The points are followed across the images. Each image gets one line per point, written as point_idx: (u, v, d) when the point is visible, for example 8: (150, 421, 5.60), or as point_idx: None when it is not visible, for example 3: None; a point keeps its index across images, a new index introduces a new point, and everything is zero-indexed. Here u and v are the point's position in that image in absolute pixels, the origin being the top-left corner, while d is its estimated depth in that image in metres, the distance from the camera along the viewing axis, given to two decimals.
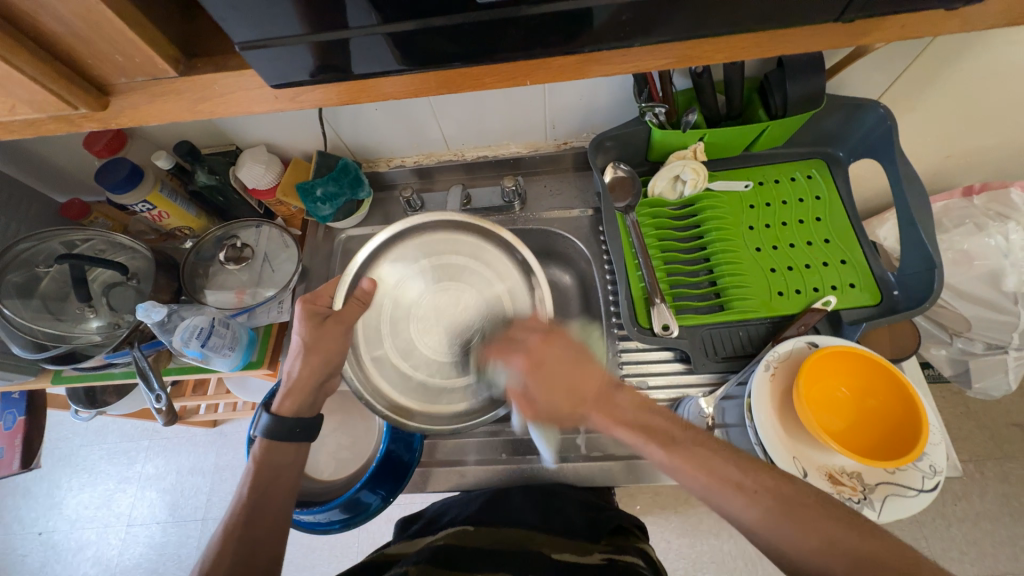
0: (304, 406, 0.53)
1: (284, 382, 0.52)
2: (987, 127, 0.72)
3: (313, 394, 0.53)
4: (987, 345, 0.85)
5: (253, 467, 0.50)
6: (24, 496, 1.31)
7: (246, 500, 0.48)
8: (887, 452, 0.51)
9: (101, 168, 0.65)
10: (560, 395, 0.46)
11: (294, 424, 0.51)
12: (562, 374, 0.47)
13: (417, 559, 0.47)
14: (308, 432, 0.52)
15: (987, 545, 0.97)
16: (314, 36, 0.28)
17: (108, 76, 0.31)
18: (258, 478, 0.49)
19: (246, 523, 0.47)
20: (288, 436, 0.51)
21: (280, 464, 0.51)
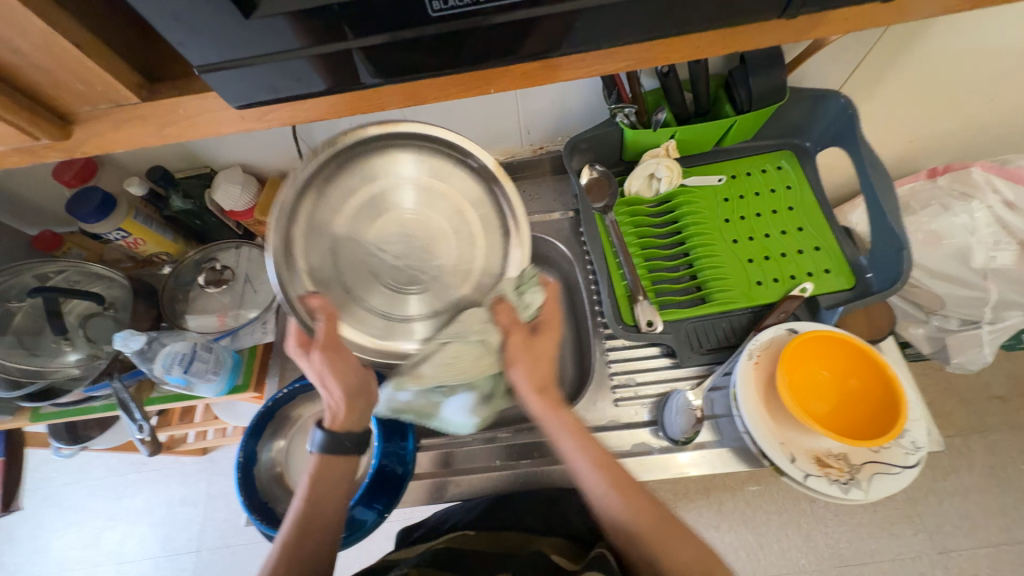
0: (352, 423, 0.53)
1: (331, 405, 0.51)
2: (944, 112, 0.74)
3: (363, 412, 0.53)
4: (962, 321, 0.88)
5: (309, 484, 0.50)
6: (7, 541, 1.26)
7: (302, 514, 0.49)
8: (870, 431, 0.52)
9: (72, 198, 0.64)
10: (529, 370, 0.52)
11: (348, 441, 0.51)
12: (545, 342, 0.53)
13: (417, 560, 0.48)
14: (357, 444, 0.53)
15: (978, 516, 0.99)
16: (275, 56, 0.28)
17: (69, 105, 0.31)
18: (314, 494, 0.50)
19: (302, 534, 0.49)
20: (342, 451, 0.51)
21: (329, 487, 0.51)
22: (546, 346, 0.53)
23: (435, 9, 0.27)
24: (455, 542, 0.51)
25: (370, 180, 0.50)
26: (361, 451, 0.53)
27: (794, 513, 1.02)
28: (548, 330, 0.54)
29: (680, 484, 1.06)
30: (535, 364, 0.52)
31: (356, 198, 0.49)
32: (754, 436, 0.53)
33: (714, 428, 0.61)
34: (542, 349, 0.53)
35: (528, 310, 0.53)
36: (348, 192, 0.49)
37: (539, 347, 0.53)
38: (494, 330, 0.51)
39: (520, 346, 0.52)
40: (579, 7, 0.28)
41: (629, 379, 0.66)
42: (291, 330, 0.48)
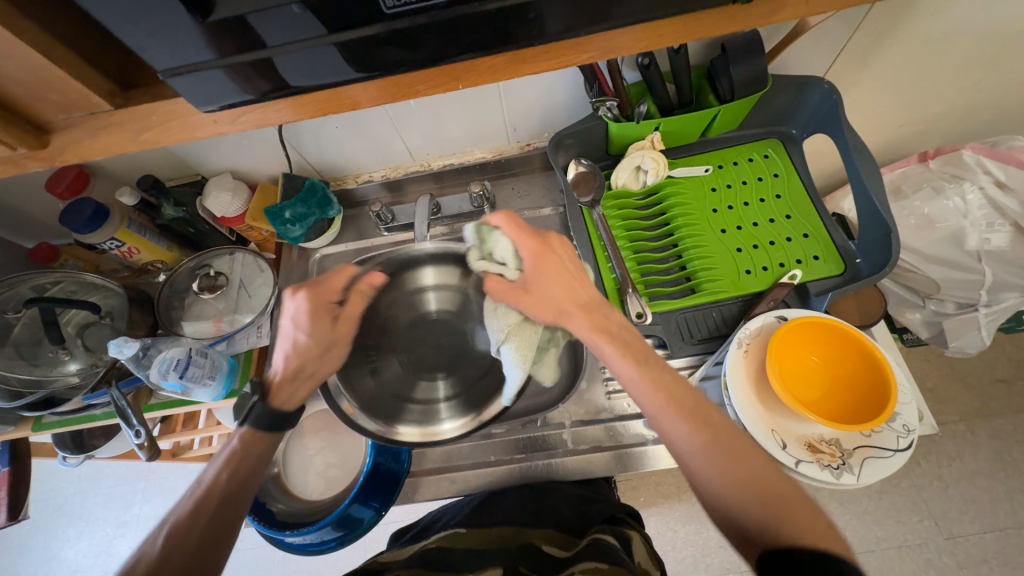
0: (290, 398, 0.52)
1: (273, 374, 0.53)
2: (933, 94, 0.74)
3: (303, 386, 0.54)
4: (958, 304, 0.87)
5: (230, 454, 0.47)
6: (20, 551, 1.27)
7: (220, 487, 0.45)
8: (862, 415, 0.52)
9: (65, 209, 0.65)
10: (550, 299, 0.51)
11: (276, 415, 0.50)
12: (558, 266, 0.52)
13: (409, 562, 0.49)
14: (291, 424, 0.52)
15: (984, 501, 0.99)
16: (230, 59, 0.28)
17: (45, 114, 0.31)
18: (236, 466, 0.47)
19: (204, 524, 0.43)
20: (270, 427, 0.50)
21: (254, 457, 0.48)
22: (553, 273, 0.52)
23: (388, 6, 0.27)
24: (446, 541, 0.52)
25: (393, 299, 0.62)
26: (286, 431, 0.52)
27: None
28: (546, 256, 0.53)
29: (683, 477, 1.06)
30: (547, 296, 0.51)
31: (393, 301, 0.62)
32: (744, 424, 0.53)
33: None
34: (558, 278, 0.52)
35: (511, 261, 0.52)
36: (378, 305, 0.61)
37: (549, 286, 0.51)
38: (510, 308, 0.52)
39: (525, 299, 0.52)
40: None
41: None
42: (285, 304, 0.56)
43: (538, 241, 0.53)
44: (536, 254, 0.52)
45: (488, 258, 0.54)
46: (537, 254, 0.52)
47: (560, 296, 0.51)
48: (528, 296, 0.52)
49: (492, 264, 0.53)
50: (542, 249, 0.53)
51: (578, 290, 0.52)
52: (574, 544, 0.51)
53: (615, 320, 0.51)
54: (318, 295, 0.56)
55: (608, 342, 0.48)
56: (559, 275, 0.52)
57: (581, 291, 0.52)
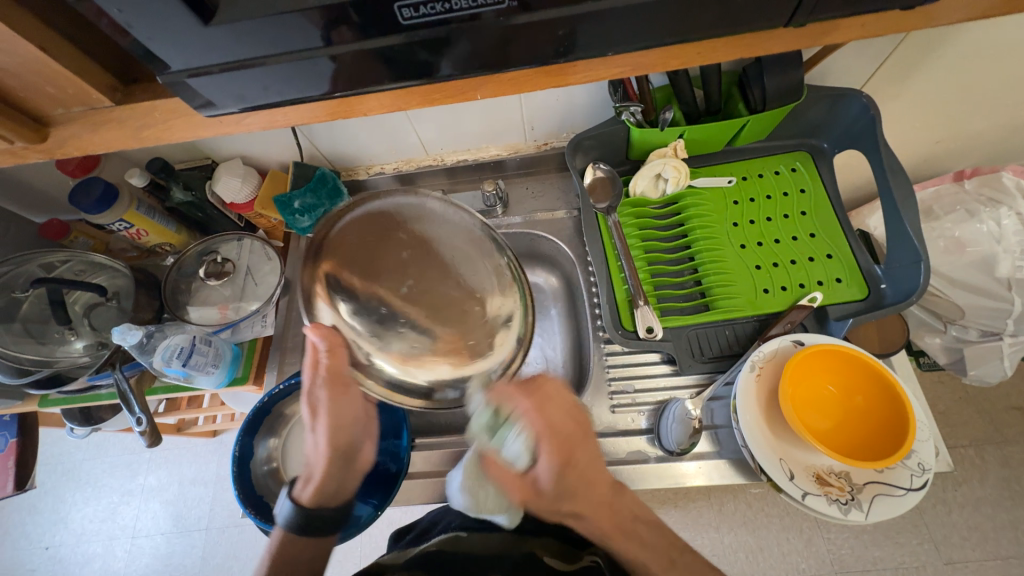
0: (328, 495, 0.53)
1: (312, 472, 0.53)
2: (976, 113, 0.70)
3: (339, 476, 0.53)
4: (981, 332, 0.84)
5: (269, 560, 0.51)
6: (29, 512, 1.32)
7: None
8: (876, 451, 0.50)
9: (75, 188, 0.65)
10: (578, 492, 0.49)
11: (311, 518, 0.51)
12: (586, 463, 0.49)
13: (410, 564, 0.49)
14: (332, 525, 0.53)
15: (987, 529, 0.97)
16: (230, 65, 0.27)
17: (43, 108, 0.30)
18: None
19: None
20: (305, 529, 0.51)
21: (296, 558, 0.51)
22: (588, 468, 0.49)
23: (406, 16, 0.25)
24: (448, 544, 0.52)
25: (394, 220, 0.37)
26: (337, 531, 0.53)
27: (795, 518, 1.01)
28: (580, 453, 0.48)
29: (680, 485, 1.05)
30: (573, 493, 0.49)
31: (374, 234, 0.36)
32: (751, 450, 0.51)
33: (712, 439, 0.60)
34: (581, 468, 0.49)
35: (524, 459, 0.45)
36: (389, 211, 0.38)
37: (568, 483, 0.49)
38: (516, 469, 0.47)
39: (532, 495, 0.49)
40: (565, 15, 0.26)
41: (626, 386, 0.65)
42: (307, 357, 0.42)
43: (575, 436, 0.47)
44: (557, 454, 0.46)
45: (495, 439, 0.43)
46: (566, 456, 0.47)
47: (584, 492, 0.50)
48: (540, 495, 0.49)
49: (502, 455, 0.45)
50: (583, 433, 0.48)
51: (601, 482, 0.50)
52: (575, 558, 0.52)
53: (631, 515, 0.52)
54: (334, 390, 0.46)
55: (614, 533, 0.51)
56: (586, 470, 0.49)
57: (600, 485, 0.50)
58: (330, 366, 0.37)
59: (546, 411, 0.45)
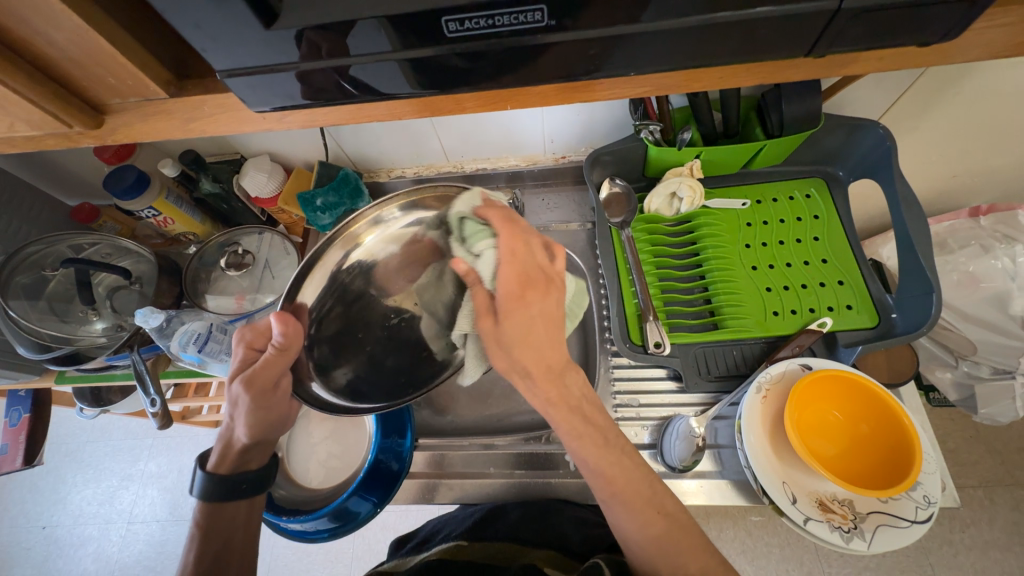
0: (246, 461, 0.52)
1: (224, 443, 0.51)
2: (993, 150, 0.71)
3: (258, 448, 0.52)
4: (993, 369, 0.83)
5: (198, 532, 0.48)
6: (30, 489, 1.33)
7: (195, 567, 0.47)
8: (880, 480, 0.49)
9: (110, 174, 0.67)
10: (527, 353, 0.43)
11: (236, 482, 0.49)
12: (541, 313, 0.43)
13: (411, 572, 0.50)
14: (257, 486, 0.51)
15: (995, 574, 0.94)
16: (281, 66, 0.28)
17: (102, 97, 0.32)
18: (208, 543, 0.48)
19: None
20: (233, 493, 0.49)
21: (230, 524, 0.50)
22: (520, 325, 0.42)
23: (451, 30, 0.27)
24: (448, 552, 0.53)
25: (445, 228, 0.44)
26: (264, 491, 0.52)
27: (795, 548, 0.99)
28: (538, 299, 0.42)
29: None
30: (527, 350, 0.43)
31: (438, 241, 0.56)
32: (754, 471, 0.51)
33: (714, 458, 0.60)
34: (531, 322, 0.43)
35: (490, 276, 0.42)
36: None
37: (515, 335, 0.43)
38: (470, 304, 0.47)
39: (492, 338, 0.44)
40: (596, 35, 0.27)
41: (631, 400, 0.65)
42: (235, 351, 0.48)
43: (523, 274, 0.42)
44: (511, 285, 0.41)
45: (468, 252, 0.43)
46: (516, 293, 0.42)
47: (538, 350, 0.43)
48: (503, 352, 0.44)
49: (472, 267, 0.43)
50: (541, 275, 0.43)
51: (546, 351, 0.44)
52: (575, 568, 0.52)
53: (580, 393, 0.46)
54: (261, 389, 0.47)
55: (563, 413, 0.46)
56: (528, 328, 0.43)
57: (552, 355, 0.44)
58: (269, 361, 0.45)
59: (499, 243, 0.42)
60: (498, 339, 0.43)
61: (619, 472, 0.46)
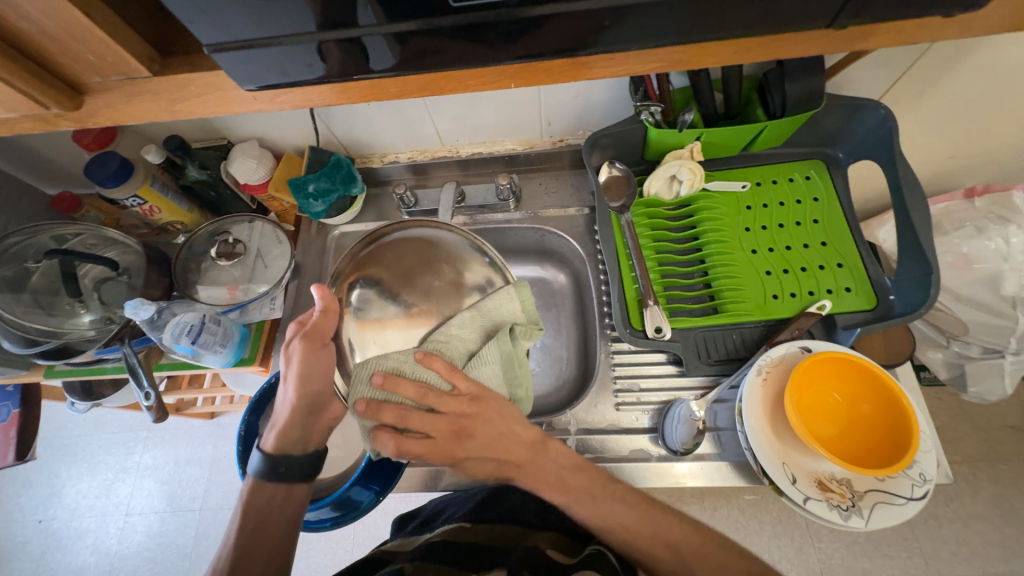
0: (293, 442, 0.52)
1: (278, 417, 0.51)
2: (992, 130, 0.70)
3: (306, 427, 0.52)
4: (984, 349, 0.85)
5: (242, 506, 0.50)
6: (24, 484, 1.32)
7: (235, 541, 0.49)
8: (878, 459, 0.50)
9: (91, 161, 0.65)
10: (492, 468, 0.49)
11: (278, 464, 0.50)
12: (482, 439, 0.47)
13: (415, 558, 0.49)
14: (298, 472, 0.51)
15: (977, 545, 0.97)
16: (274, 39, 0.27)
17: (80, 75, 0.30)
18: (247, 519, 0.49)
19: (233, 566, 0.48)
20: (272, 475, 0.50)
21: (268, 506, 0.50)
22: (482, 463, 0.48)
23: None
24: (451, 534, 0.52)
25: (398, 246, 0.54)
26: (305, 479, 0.52)
27: (788, 525, 1.02)
28: (473, 429, 0.47)
29: (677, 489, 1.06)
30: (495, 468, 0.49)
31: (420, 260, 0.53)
32: (754, 453, 0.52)
33: (714, 441, 0.60)
34: (484, 450, 0.47)
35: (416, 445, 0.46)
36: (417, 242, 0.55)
37: (478, 470, 0.48)
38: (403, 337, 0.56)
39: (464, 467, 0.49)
40: (610, 5, 0.26)
41: (632, 384, 0.65)
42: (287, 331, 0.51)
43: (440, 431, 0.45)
44: (443, 451, 0.46)
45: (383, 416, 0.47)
46: (448, 451, 0.46)
47: (500, 463, 0.48)
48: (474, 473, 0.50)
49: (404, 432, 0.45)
50: (461, 420, 0.46)
51: (513, 445, 0.48)
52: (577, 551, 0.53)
53: (556, 471, 0.50)
54: (313, 347, 0.49)
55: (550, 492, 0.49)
56: (483, 455, 0.47)
57: (517, 448, 0.48)
58: (317, 322, 0.48)
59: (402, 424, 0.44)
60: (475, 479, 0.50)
61: (601, 506, 0.49)
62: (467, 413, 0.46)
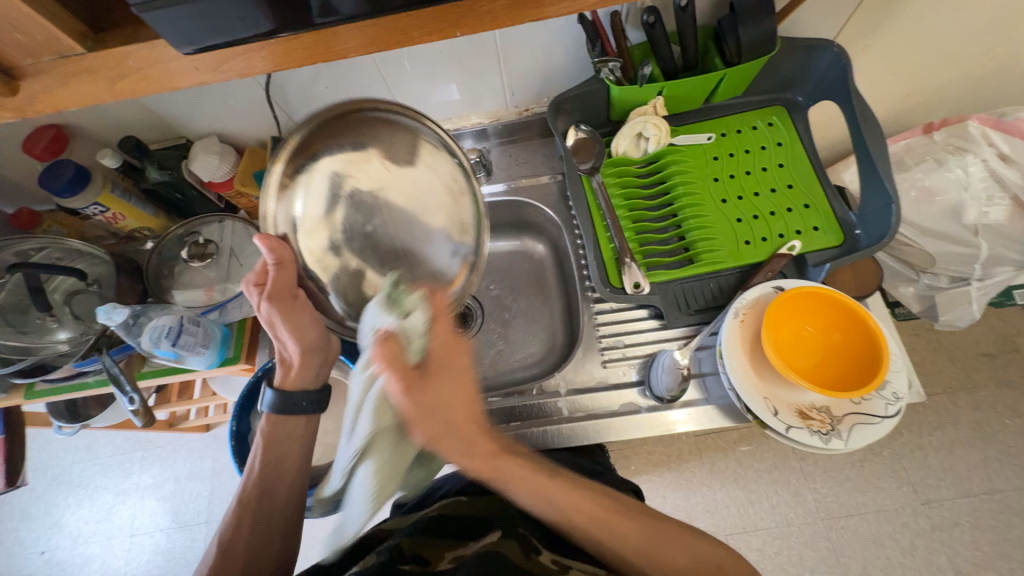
0: (307, 381, 0.55)
1: (286, 359, 0.54)
2: (943, 63, 0.72)
3: (317, 366, 0.55)
4: (951, 278, 0.88)
5: (261, 441, 0.53)
6: (22, 517, 1.29)
7: (258, 473, 0.52)
8: (854, 383, 0.52)
9: (44, 171, 0.63)
10: (449, 403, 0.43)
11: (294, 399, 0.54)
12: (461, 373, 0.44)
13: (411, 530, 0.49)
14: (315, 404, 0.55)
15: (961, 469, 1.02)
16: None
17: (11, 58, 0.29)
18: (267, 453, 0.53)
19: (259, 494, 0.52)
20: (294, 409, 0.54)
21: (286, 441, 0.54)
22: (450, 387, 0.43)
23: None
24: (448, 508, 0.51)
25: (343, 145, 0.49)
26: (320, 411, 0.56)
27: (783, 471, 1.05)
28: (454, 362, 0.45)
29: (674, 446, 1.10)
30: (453, 412, 0.43)
31: (357, 147, 0.50)
32: (738, 392, 0.53)
33: (700, 387, 0.62)
34: (452, 383, 0.44)
35: (417, 341, 0.43)
36: (338, 138, 0.49)
37: (443, 389, 0.43)
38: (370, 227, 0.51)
39: (412, 396, 0.41)
40: None
41: (617, 341, 0.66)
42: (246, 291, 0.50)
43: (443, 334, 0.45)
44: (443, 349, 0.44)
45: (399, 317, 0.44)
46: (429, 355, 0.44)
47: (450, 403, 0.43)
48: (420, 411, 0.41)
49: (400, 328, 0.43)
50: (446, 349, 0.45)
51: (469, 405, 0.44)
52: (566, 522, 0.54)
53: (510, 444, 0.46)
54: (285, 297, 0.49)
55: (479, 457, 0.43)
56: (457, 390, 0.44)
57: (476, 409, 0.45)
58: (277, 278, 0.47)
59: (430, 303, 0.45)
60: (417, 413, 0.41)
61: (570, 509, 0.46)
62: (450, 354, 0.45)
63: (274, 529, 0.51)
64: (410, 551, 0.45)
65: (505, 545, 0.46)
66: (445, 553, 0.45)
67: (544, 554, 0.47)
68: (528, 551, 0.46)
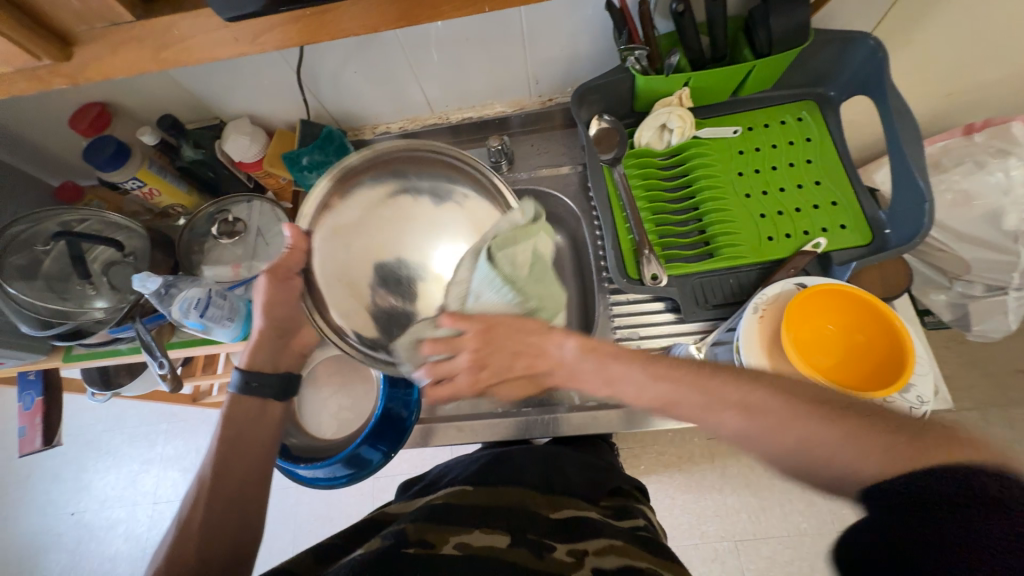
0: (264, 363, 0.58)
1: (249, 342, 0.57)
2: (988, 61, 0.69)
3: (273, 349, 0.58)
4: (987, 287, 0.85)
5: (222, 419, 0.56)
6: (54, 480, 1.37)
7: (217, 451, 0.55)
8: (876, 385, 0.51)
9: (88, 146, 0.66)
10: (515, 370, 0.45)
11: (254, 380, 0.57)
12: (504, 360, 0.45)
13: (415, 516, 0.49)
14: (272, 389, 0.58)
15: None
16: None
17: (68, 25, 0.31)
18: (226, 431, 0.55)
19: (216, 470, 0.54)
20: (248, 390, 0.57)
21: (244, 422, 0.57)
22: (504, 354, 0.44)
23: None
24: (453, 496, 0.52)
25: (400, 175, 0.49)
26: (277, 396, 0.58)
27: None
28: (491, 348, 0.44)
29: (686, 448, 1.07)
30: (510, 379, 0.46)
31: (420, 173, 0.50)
32: None
33: None
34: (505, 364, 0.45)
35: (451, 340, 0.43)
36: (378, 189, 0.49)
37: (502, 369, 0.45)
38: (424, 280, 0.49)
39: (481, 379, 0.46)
40: None
41: (631, 333, 0.66)
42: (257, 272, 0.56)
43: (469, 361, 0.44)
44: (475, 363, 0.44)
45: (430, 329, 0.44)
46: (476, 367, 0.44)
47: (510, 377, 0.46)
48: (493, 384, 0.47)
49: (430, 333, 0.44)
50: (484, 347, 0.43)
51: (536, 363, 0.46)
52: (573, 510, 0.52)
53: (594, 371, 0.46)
54: (277, 277, 0.52)
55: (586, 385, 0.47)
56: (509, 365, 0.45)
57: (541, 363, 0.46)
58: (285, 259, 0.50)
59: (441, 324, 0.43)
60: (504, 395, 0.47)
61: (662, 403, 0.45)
62: (493, 324, 0.43)
63: (227, 508, 0.53)
64: (414, 537, 0.45)
65: (514, 553, 0.44)
66: (449, 538, 0.45)
67: (558, 552, 0.45)
68: (540, 551, 0.45)
